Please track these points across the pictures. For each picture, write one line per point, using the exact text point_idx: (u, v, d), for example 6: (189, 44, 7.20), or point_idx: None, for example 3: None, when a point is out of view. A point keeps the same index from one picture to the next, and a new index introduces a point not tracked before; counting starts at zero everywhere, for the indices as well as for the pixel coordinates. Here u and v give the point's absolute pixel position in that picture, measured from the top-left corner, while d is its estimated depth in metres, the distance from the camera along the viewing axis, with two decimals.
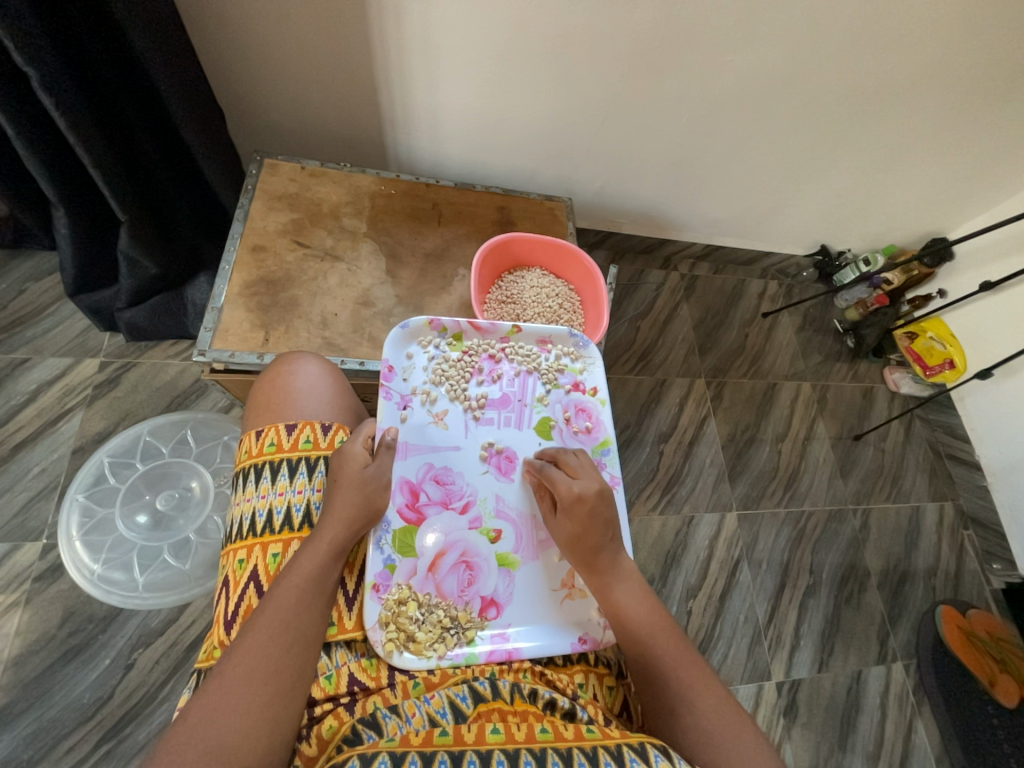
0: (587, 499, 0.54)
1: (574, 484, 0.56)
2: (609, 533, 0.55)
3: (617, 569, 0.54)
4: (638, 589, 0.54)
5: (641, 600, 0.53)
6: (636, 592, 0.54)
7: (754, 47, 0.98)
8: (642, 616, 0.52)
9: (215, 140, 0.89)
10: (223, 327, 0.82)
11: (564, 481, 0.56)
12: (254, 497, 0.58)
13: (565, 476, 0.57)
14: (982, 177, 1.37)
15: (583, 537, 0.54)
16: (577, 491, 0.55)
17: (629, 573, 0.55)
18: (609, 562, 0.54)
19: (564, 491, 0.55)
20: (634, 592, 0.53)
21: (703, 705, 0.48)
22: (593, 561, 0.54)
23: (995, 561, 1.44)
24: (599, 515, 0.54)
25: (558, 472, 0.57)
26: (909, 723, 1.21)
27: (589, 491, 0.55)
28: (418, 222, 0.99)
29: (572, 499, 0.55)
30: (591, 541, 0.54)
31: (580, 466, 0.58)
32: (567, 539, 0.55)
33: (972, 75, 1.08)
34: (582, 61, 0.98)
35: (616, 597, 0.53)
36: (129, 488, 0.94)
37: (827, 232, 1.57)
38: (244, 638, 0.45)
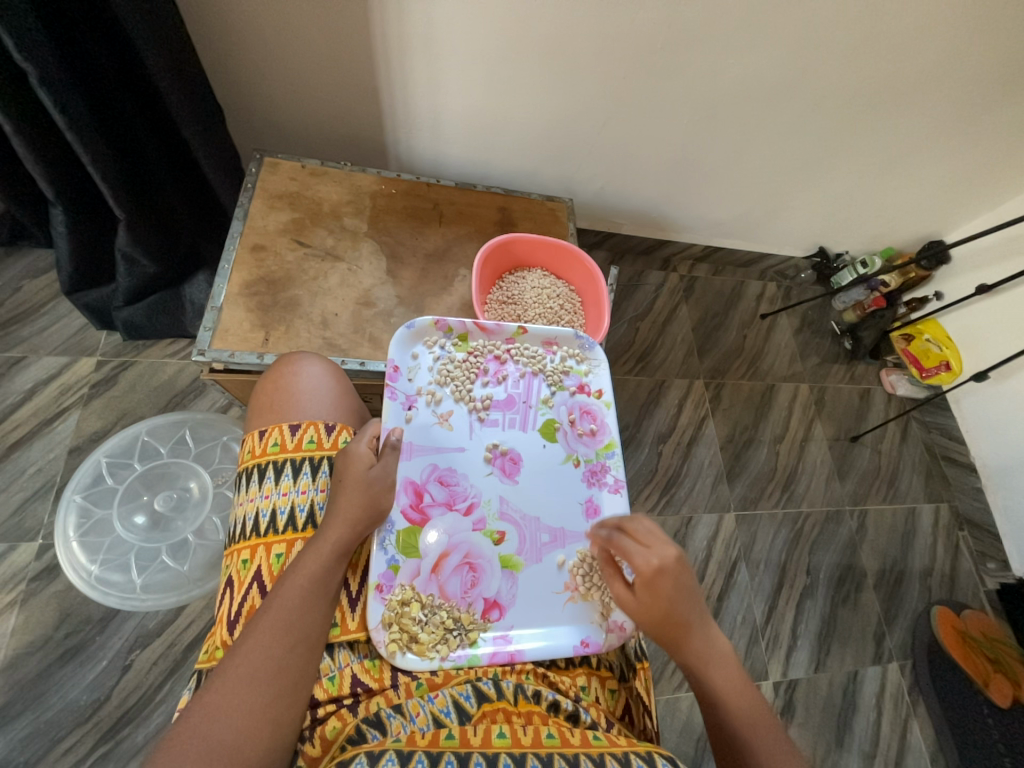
0: (669, 574, 0.50)
1: (652, 554, 0.50)
2: (696, 609, 0.51)
3: (709, 652, 0.51)
4: (733, 674, 0.52)
5: (735, 684, 0.51)
6: (731, 673, 0.52)
7: (755, 49, 0.98)
8: (738, 704, 0.50)
9: (215, 137, 0.88)
10: (222, 326, 0.81)
11: (641, 554, 0.50)
12: (257, 497, 0.57)
13: (639, 548, 0.51)
14: (979, 181, 1.38)
15: (669, 616, 0.50)
16: (657, 564, 0.50)
17: (723, 656, 0.52)
18: (699, 643, 0.51)
19: (642, 565, 0.50)
20: (729, 677, 0.51)
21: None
22: (680, 639, 0.51)
23: (989, 561, 1.46)
24: (680, 590, 0.50)
25: (629, 542, 0.52)
26: (904, 723, 1.22)
27: (669, 563, 0.50)
28: (419, 222, 0.99)
29: (650, 574, 0.49)
30: (675, 616, 0.50)
31: (650, 533, 0.52)
32: (649, 618, 0.51)
33: (971, 79, 1.09)
34: (584, 61, 0.98)
35: (709, 678, 0.51)
36: (126, 489, 0.93)
37: (825, 234, 1.57)
38: (247, 638, 0.45)
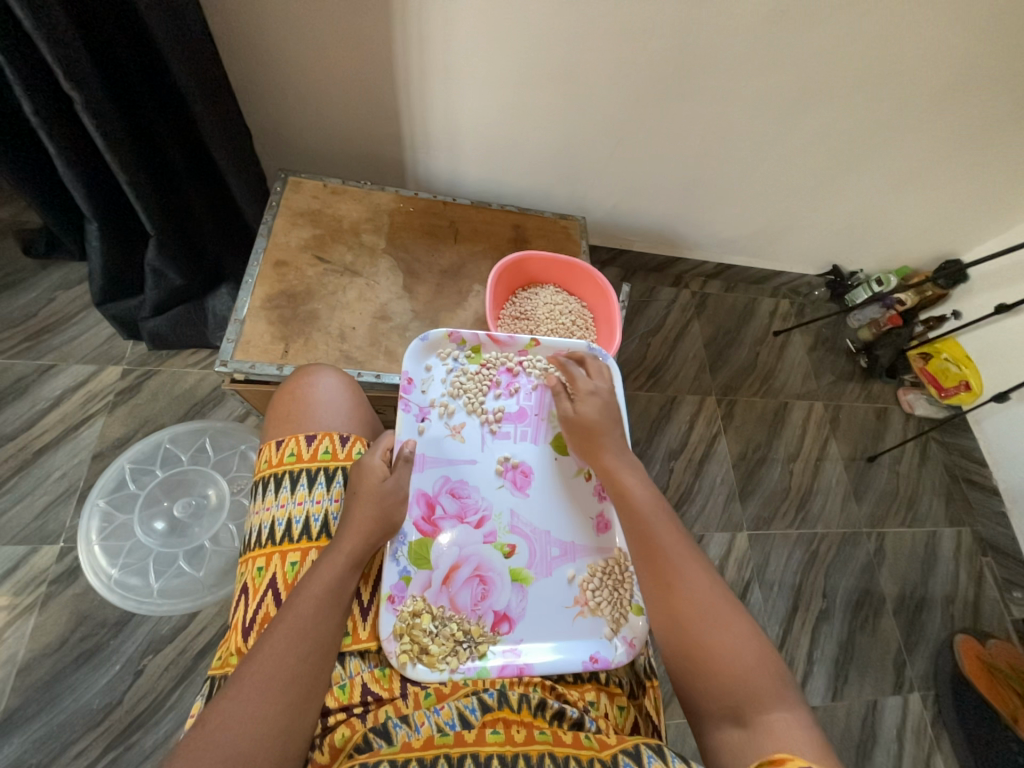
0: (601, 394, 0.65)
1: (592, 381, 0.67)
2: (613, 429, 0.63)
3: (621, 460, 0.61)
4: (641, 479, 0.59)
5: (647, 491, 0.58)
6: (639, 480, 0.59)
7: (764, 73, 1.00)
8: (645, 501, 0.57)
9: (242, 157, 0.92)
10: (244, 338, 0.84)
11: (585, 377, 0.67)
12: (273, 506, 0.59)
13: (587, 374, 0.67)
14: (996, 200, 1.37)
15: (592, 425, 0.63)
16: (593, 385, 0.66)
17: (632, 467, 0.60)
18: (611, 452, 0.61)
19: (585, 384, 0.66)
20: (637, 479, 0.59)
21: (697, 586, 0.51)
22: (598, 447, 0.61)
23: (1015, 589, 1.41)
24: (607, 407, 0.64)
25: (581, 371, 0.68)
26: (927, 758, 1.17)
27: (604, 387, 0.66)
28: (435, 239, 1.02)
29: (586, 388, 0.65)
30: (602, 425, 0.63)
31: (598, 371, 0.68)
32: (576, 427, 0.64)
33: (985, 101, 1.09)
34: (597, 85, 1.01)
35: (620, 480, 0.59)
36: (147, 494, 0.96)
37: (839, 252, 1.57)
38: (263, 645, 0.46)
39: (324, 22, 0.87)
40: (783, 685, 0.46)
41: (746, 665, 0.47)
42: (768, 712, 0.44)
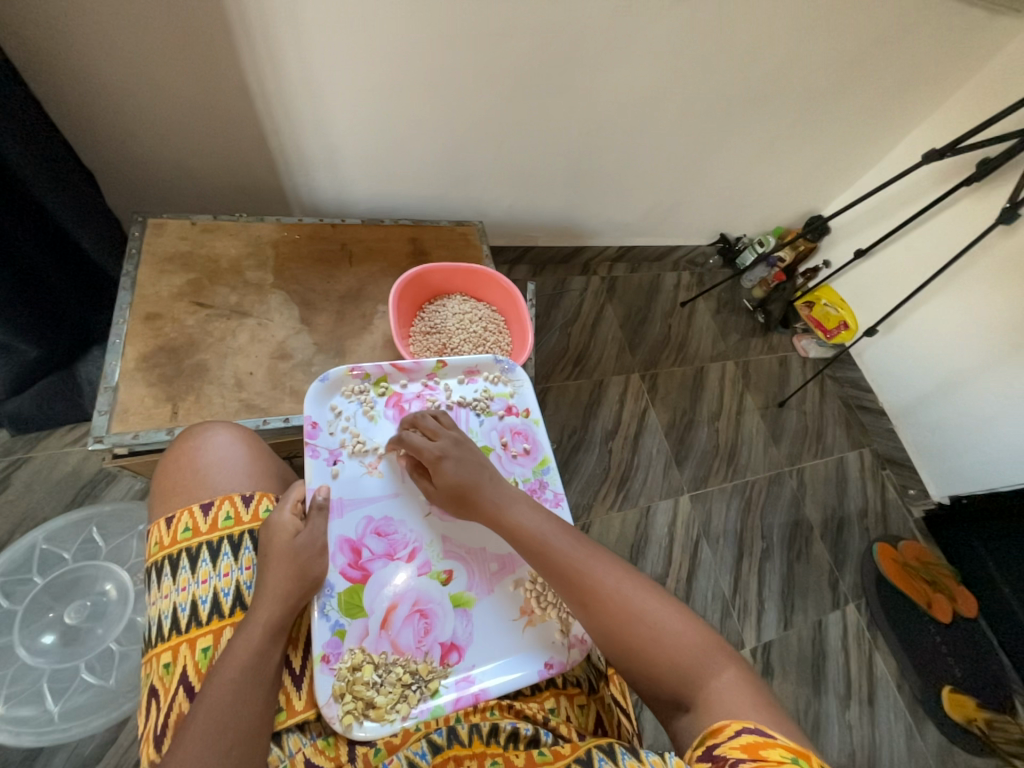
0: (452, 455, 0.58)
1: (436, 445, 0.59)
2: (484, 471, 0.58)
3: (501, 497, 0.57)
4: (527, 509, 0.56)
5: (534, 514, 0.56)
6: (526, 510, 0.56)
7: (624, 63, 1.06)
8: (538, 529, 0.54)
9: (87, 204, 0.82)
10: (121, 407, 0.75)
11: (428, 446, 0.59)
12: (171, 593, 0.53)
13: (427, 440, 0.60)
14: (839, 158, 1.55)
15: (458, 485, 0.57)
16: (438, 450, 0.58)
17: (515, 499, 0.57)
18: (491, 492, 0.57)
19: (428, 454, 0.58)
20: (524, 510, 0.56)
21: (611, 592, 0.50)
22: (474, 499, 0.56)
23: (911, 490, 1.62)
24: (465, 460, 0.59)
25: (418, 438, 0.60)
26: (869, 658, 1.31)
27: (451, 447, 0.59)
28: (327, 264, 0.97)
29: (436, 459, 0.58)
30: (466, 481, 0.57)
31: (436, 428, 0.61)
32: (445, 492, 0.58)
33: (812, 73, 1.24)
34: (470, 86, 1.01)
35: (508, 518, 0.55)
36: (30, 607, 0.83)
37: (723, 221, 1.70)
38: (175, 752, 0.40)
39: (160, 45, 0.80)
40: (710, 651, 0.47)
41: (674, 646, 0.47)
42: (708, 685, 0.45)
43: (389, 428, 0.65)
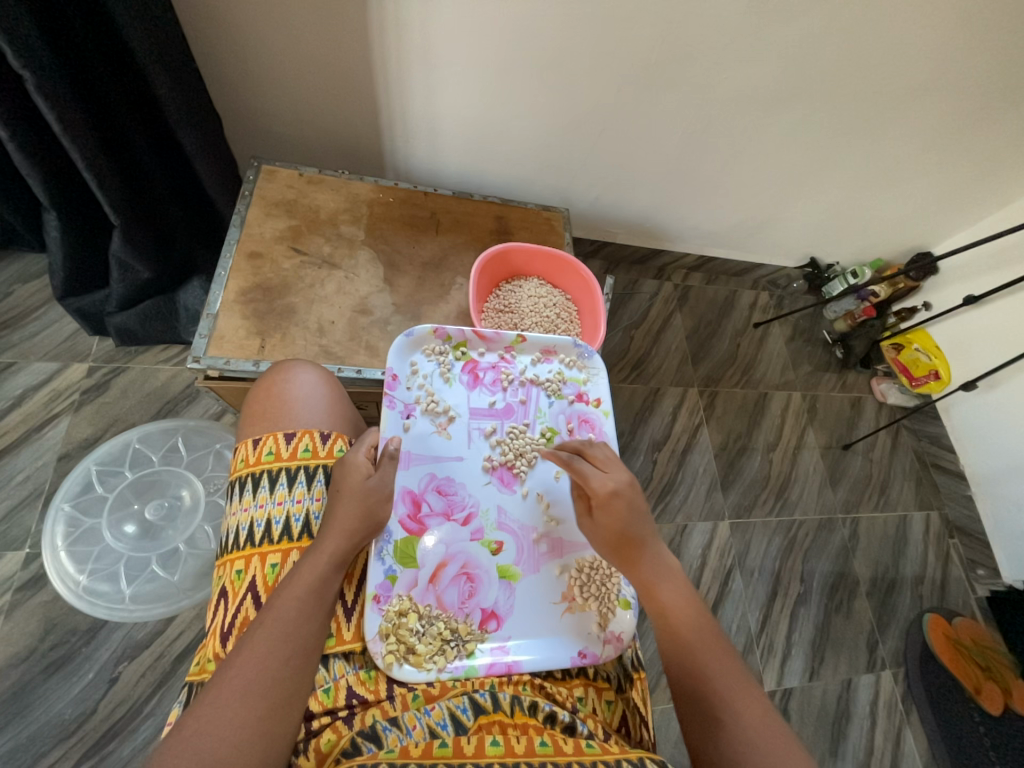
0: (623, 496, 0.55)
1: (608, 479, 0.56)
2: (649, 528, 0.55)
3: (659, 568, 0.54)
4: (684, 593, 0.54)
5: (685, 599, 0.53)
6: (681, 592, 0.54)
7: (747, 63, 1.00)
8: (684, 613, 0.52)
9: (214, 145, 0.88)
10: (218, 334, 0.81)
11: (597, 477, 0.56)
12: (251, 507, 0.57)
13: (596, 471, 0.57)
14: (966, 193, 1.41)
15: (624, 533, 0.54)
16: (612, 485, 0.55)
17: (673, 575, 0.55)
18: (652, 558, 0.54)
19: (598, 486, 0.55)
20: (680, 593, 0.53)
21: (751, 723, 0.46)
22: (634, 556, 0.54)
23: (979, 568, 1.47)
24: (634, 507, 0.55)
25: (586, 466, 0.57)
26: (898, 731, 1.22)
27: (622, 485, 0.55)
28: (416, 230, 0.99)
29: (606, 494, 0.55)
30: (629, 531, 0.54)
31: (606, 460, 0.58)
32: (608, 535, 0.55)
33: (955, 97, 1.13)
34: (580, 73, 1.00)
35: (661, 593, 0.53)
36: (116, 497, 0.92)
37: (816, 245, 1.60)
38: (243, 649, 0.44)
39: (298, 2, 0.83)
40: None
41: None
42: None
43: (461, 393, 0.67)
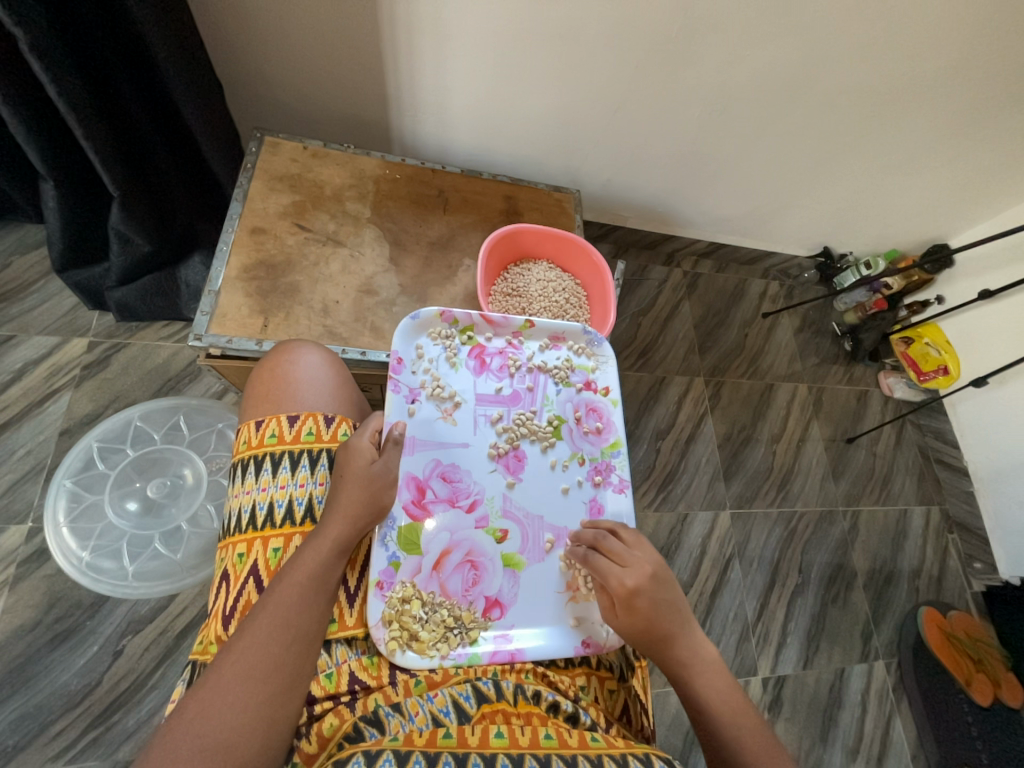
0: (646, 594, 0.51)
1: (627, 576, 0.52)
2: (677, 619, 0.51)
3: (692, 660, 0.51)
4: (720, 682, 0.50)
5: (721, 690, 0.50)
6: (715, 681, 0.50)
7: (770, 41, 0.96)
8: (720, 704, 0.49)
9: (215, 116, 0.85)
10: (220, 311, 0.79)
11: (615, 575, 0.52)
12: (252, 490, 0.57)
13: (615, 566, 0.53)
14: (990, 184, 1.36)
15: (649, 633, 0.50)
16: (631, 585, 0.51)
17: (711, 665, 0.51)
18: (684, 650, 0.51)
19: (617, 586, 0.51)
20: (716, 685, 0.50)
21: None
22: (665, 654, 0.51)
23: (976, 563, 1.48)
24: (661, 604, 0.51)
25: (605, 561, 0.53)
26: (887, 719, 1.24)
27: (644, 584, 0.51)
28: (422, 208, 0.97)
29: (626, 596, 0.51)
30: (655, 631, 0.50)
31: (627, 550, 0.54)
32: (632, 636, 0.51)
33: (986, 82, 1.08)
34: (597, 47, 0.95)
35: (695, 689, 0.50)
36: (119, 474, 0.92)
37: (830, 234, 1.56)
38: (244, 633, 0.44)
39: None
40: None
41: None
42: None
43: (467, 378, 0.66)
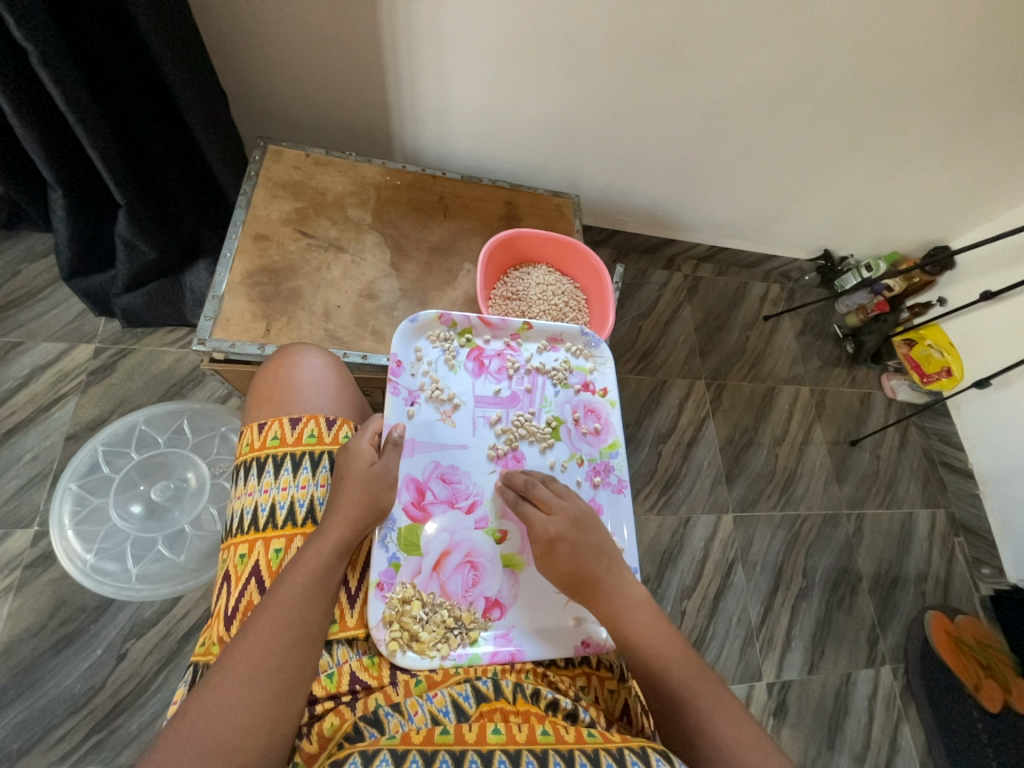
0: (566, 538, 0.53)
1: (550, 523, 0.54)
2: (602, 561, 0.52)
3: (619, 599, 0.51)
4: (648, 618, 0.51)
5: (649, 625, 0.50)
6: (644, 618, 0.51)
7: (767, 46, 0.97)
8: (648, 637, 0.50)
9: (220, 125, 0.86)
10: (223, 316, 0.80)
11: (539, 522, 0.54)
12: (255, 492, 0.57)
13: (539, 514, 0.55)
14: (989, 185, 1.36)
15: (574, 576, 0.52)
16: (552, 530, 0.53)
17: (638, 602, 0.51)
18: (611, 591, 0.51)
19: (540, 531, 0.54)
20: (643, 621, 0.50)
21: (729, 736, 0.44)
22: (592, 597, 0.52)
23: (984, 567, 1.46)
24: (583, 547, 0.53)
25: (530, 509, 0.56)
26: (895, 725, 1.22)
27: (563, 529, 0.53)
28: (423, 214, 0.98)
29: (547, 541, 0.53)
30: (578, 573, 0.52)
31: (552, 499, 0.56)
32: (560, 580, 0.53)
33: (983, 84, 1.08)
34: (594, 54, 0.96)
35: (622, 628, 0.50)
36: (123, 478, 0.93)
37: (830, 237, 1.56)
38: (246, 633, 0.44)
39: None
40: None
41: None
42: None
43: (466, 380, 0.67)
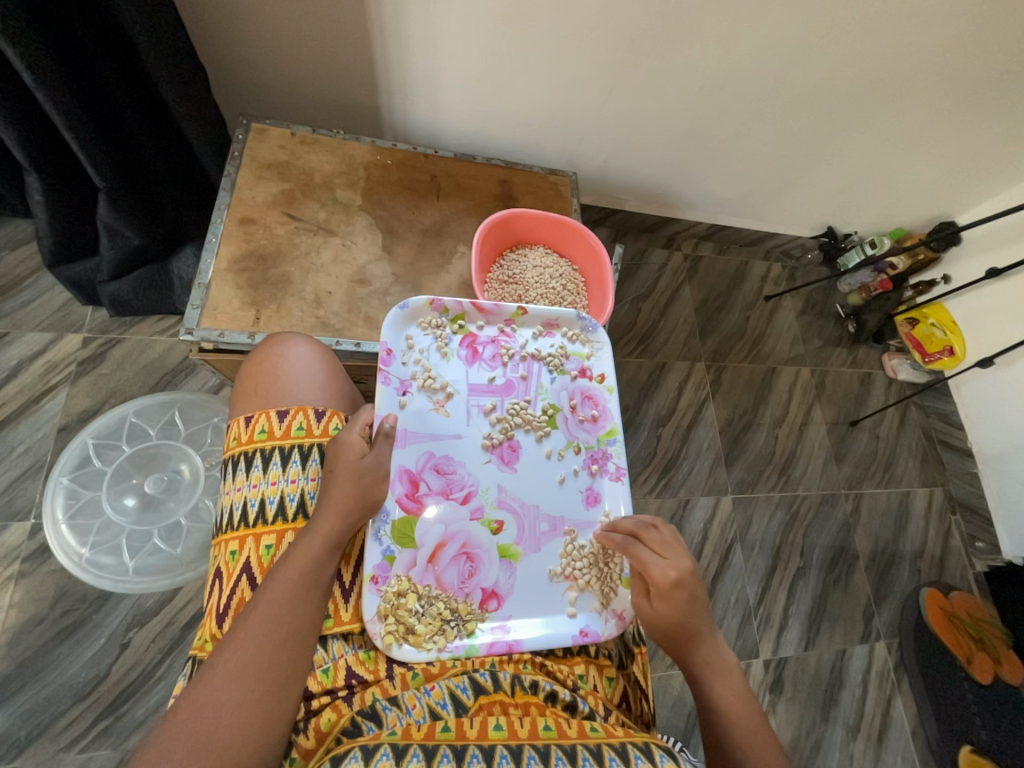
0: (686, 586, 0.52)
1: (669, 566, 0.52)
2: (708, 620, 0.53)
3: (714, 661, 0.52)
4: (738, 689, 0.52)
5: (738, 697, 0.51)
6: (733, 687, 0.52)
7: (771, 11, 0.92)
8: (732, 707, 0.51)
9: (199, 102, 0.82)
10: (210, 304, 0.78)
11: (658, 564, 0.53)
12: (244, 487, 0.56)
13: (656, 557, 0.53)
14: (999, 158, 1.32)
15: (681, 626, 0.52)
16: (673, 575, 0.52)
17: (730, 669, 0.53)
18: (709, 649, 0.53)
19: (659, 576, 0.52)
20: (733, 690, 0.51)
21: None
22: (690, 648, 0.53)
23: (978, 543, 1.48)
24: (695, 600, 0.52)
25: (646, 552, 0.54)
26: (888, 699, 1.25)
27: (685, 575, 0.52)
28: (414, 195, 0.94)
29: (668, 585, 0.52)
30: (686, 624, 0.52)
31: (665, 544, 0.54)
32: (663, 626, 0.53)
33: (997, 49, 1.03)
34: (591, 21, 0.91)
35: (712, 690, 0.52)
36: (116, 470, 0.92)
37: (834, 214, 1.52)
38: (236, 633, 0.44)
39: None
40: None
41: None
42: None
43: (459, 368, 0.65)
